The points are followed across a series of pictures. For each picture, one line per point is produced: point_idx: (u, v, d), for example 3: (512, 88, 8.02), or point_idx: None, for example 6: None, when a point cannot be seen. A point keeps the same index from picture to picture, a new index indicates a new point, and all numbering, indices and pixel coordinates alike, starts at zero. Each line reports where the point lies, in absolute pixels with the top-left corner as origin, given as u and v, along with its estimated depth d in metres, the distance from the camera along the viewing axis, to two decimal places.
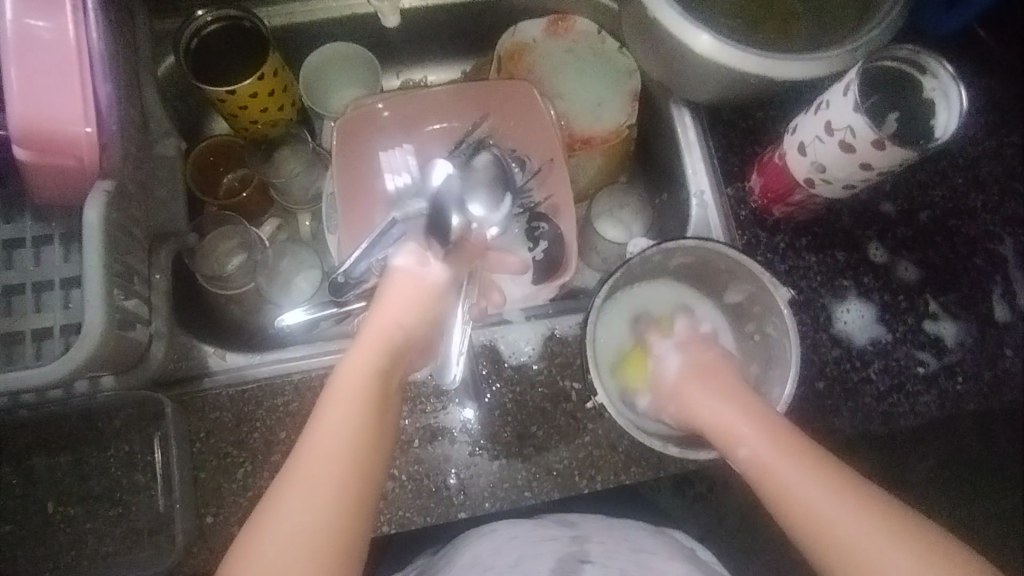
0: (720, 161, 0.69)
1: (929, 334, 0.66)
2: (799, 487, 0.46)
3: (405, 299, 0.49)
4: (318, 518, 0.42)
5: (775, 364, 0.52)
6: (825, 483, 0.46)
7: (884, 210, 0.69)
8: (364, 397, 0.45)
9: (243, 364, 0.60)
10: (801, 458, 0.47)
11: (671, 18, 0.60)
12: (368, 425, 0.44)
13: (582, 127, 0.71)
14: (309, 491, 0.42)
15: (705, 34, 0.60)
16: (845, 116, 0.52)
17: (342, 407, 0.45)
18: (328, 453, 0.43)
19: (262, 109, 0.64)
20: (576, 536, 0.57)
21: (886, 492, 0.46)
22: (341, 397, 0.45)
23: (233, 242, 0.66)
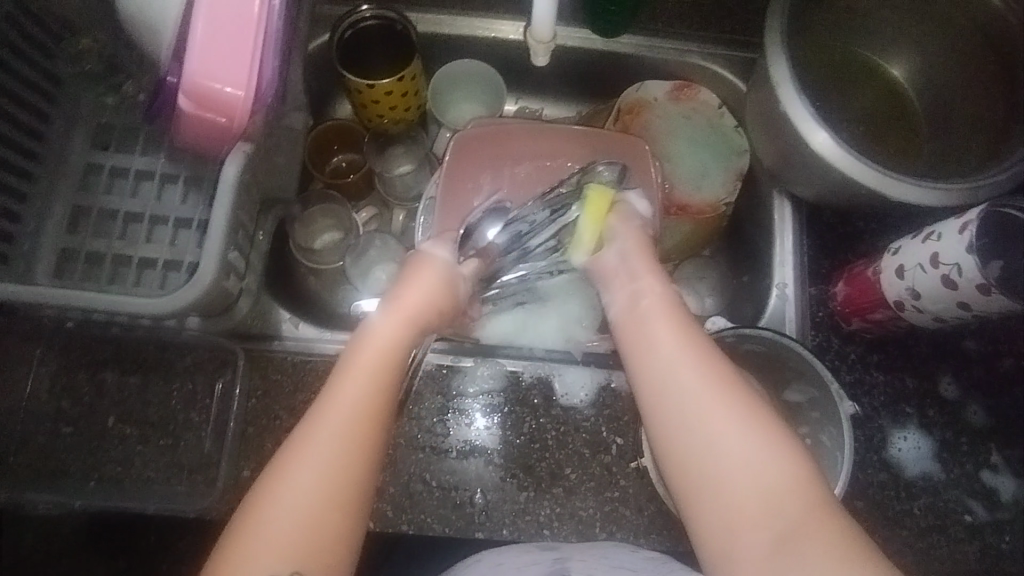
0: (810, 260, 0.69)
1: (985, 484, 0.64)
2: (672, 357, 0.45)
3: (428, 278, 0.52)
4: (322, 474, 0.41)
5: (682, 329, 0.46)
6: (716, 388, 0.43)
7: (965, 346, 0.68)
8: (379, 359, 0.45)
9: (313, 336, 0.64)
10: (681, 334, 0.46)
11: (798, 111, 0.60)
12: (379, 393, 0.43)
13: (682, 195, 0.73)
14: (323, 466, 0.41)
15: (826, 133, 0.59)
16: (953, 252, 0.52)
17: (356, 379, 0.43)
18: (333, 424, 0.42)
19: (391, 107, 0.68)
20: (559, 556, 0.55)
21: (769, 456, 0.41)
22: (359, 362, 0.44)
23: (331, 221, 0.71)
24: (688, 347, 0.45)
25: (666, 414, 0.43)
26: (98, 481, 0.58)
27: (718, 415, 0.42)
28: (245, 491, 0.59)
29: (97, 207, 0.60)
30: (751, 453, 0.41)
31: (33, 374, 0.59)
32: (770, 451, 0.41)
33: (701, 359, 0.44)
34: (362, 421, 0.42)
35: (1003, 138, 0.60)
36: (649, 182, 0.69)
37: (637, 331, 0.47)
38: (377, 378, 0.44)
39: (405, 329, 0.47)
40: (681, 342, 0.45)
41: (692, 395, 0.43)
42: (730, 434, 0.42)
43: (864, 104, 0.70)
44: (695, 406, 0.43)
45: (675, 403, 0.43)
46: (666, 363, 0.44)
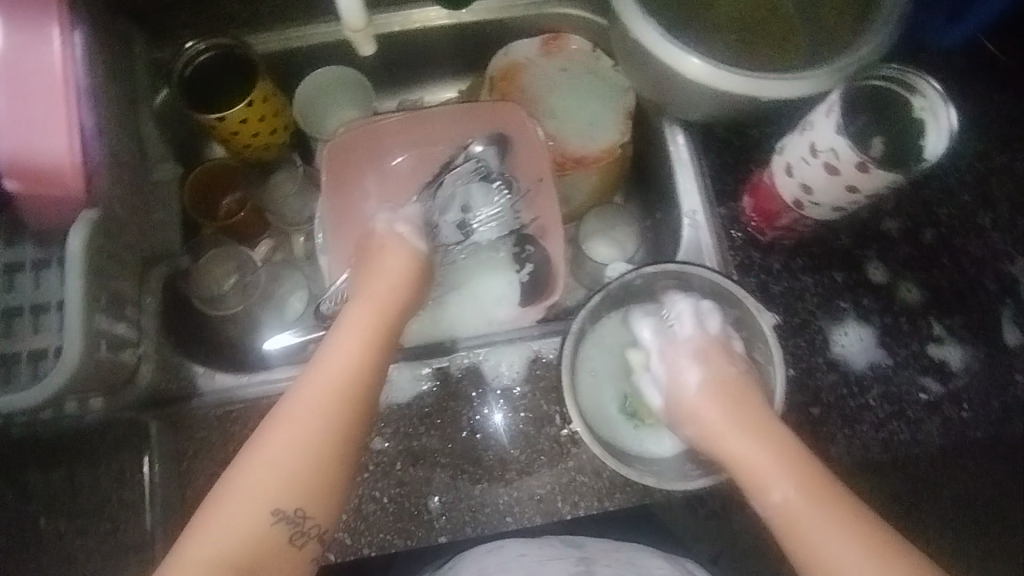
0: (712, 180, 0.67)
1: (933, 359, 0.64)
2: (766, 485, 0.48)
3: (392, 261, 0.57)
4: (320, 413, 0.47)
5: (773, 442, 0.50)
6: (812, 500, 0.47)
7: (885, 228, 0.67)
8: (371, 324, 0.53)
9: (232, 384, 0.62)
10: (777, 459, 0.49)
11: (656, 43, 0.61)
12: (372, 350, 0.51)
13: (573, 148, 0.71)
14: (317, 408, 0.48)
15: (698, 57, 0.60)
16: (829, 137, 0.49)
17: (351, 337, 0.51)
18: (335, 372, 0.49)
19: (255, 133, 0.65)
20: (583, 557, 0.58)
21: (872, 550, 0.44)
22: (339, 346, 0.51)
23: (229, 265, 0.67)
24: (788, 471, 0.48)
25: (798, 550, 0.46)
26: None
27: (821, 538, 0.45)
28: None
29: None
30: (854, 554, 0.44)
31: None
32: (869, 541, 0.44)
33: (799, 475, 0.48)
34: (347, 385, 0.49)
35: None
36: (532, 143, 0.67)
37: (743, 466, 0.50)
38: (373, 340, 0.52)
39: (386, 304, 0.55)
40: (766, 460, 0.49)
41: (784, 515, 0.47)
42: (834, 551, 0.44)
43: (731, 9, 0.65)
44: (814, 534, 0.45)
45: (784, 532, 0.47)
46: (756, 486, 0.49)
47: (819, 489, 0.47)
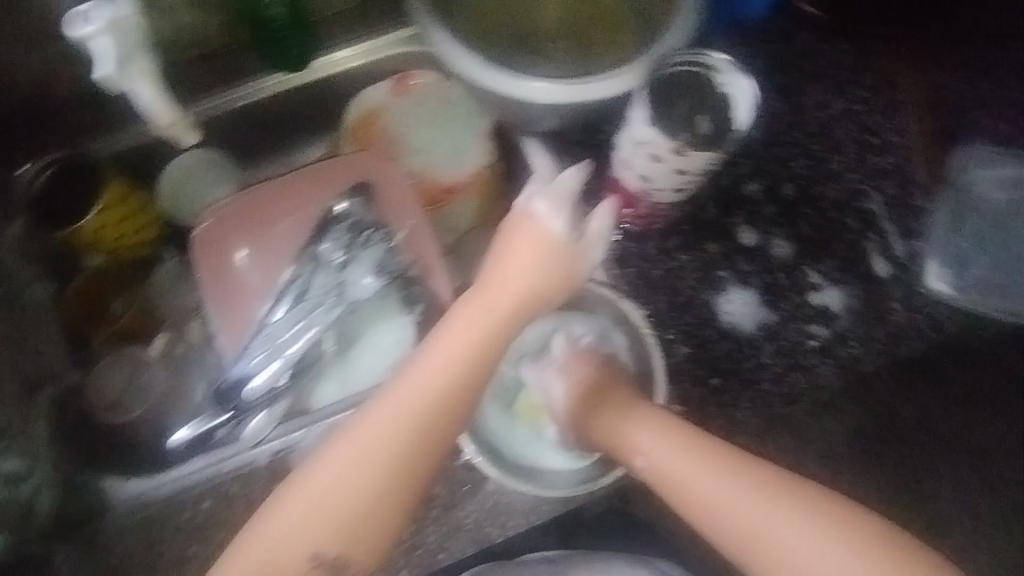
0: (576, 182, 0.69)
1: (814, 306, 0.66)
2: (716, 494, 0.50)
3: (527, 244, 0.55)
4: (392, 446, 0.49)
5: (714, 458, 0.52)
6: (760, 492, 0.50)
7: (748, 191, 0.69)
8: (460, 350, 0.52)
9: (142, 488, 0.63)
10: (711, 463, 0.52)
11: (500, 80, 0.64)
12: (463, 380, 0.51)
13: (441, 178, 0.72)
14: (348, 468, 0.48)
15: (539, 82, 0.64)
16: (643, 129, 0.51)
17: (435, 369, 0.51)
18: (418, 397, 0.50)
19: (118, 235, 0.68)
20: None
21: (820, 524, 0.48)
22: (443, 346, 0.52)
23: (123, 371, 0.65)
24: (721, 471, 0.51)
25: (753, 548, 0.49)
26: None
27: (778, 524, 0.49)
28: None
29: None
30: (808, 536, 0.48)
31: None
32: (810, 514, 0.49)
33: (734, 477, 0.51)
34: (417, 421, 0.50)
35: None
36: (396, 187, 0.68)
37: (676, 485, 0.52)
38: (456, 368, 0.51)
39: (488, 320, 0.54)
40: (707, 470, 0.51)
41: (734, 514, 0.50)
42: (787, 531, 0.48)
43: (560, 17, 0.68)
44: (762, 522, 0.49)
45: (739, 536, 0.49)
46: (702, 500, 0.51)
47: (762, 480, 0.51)
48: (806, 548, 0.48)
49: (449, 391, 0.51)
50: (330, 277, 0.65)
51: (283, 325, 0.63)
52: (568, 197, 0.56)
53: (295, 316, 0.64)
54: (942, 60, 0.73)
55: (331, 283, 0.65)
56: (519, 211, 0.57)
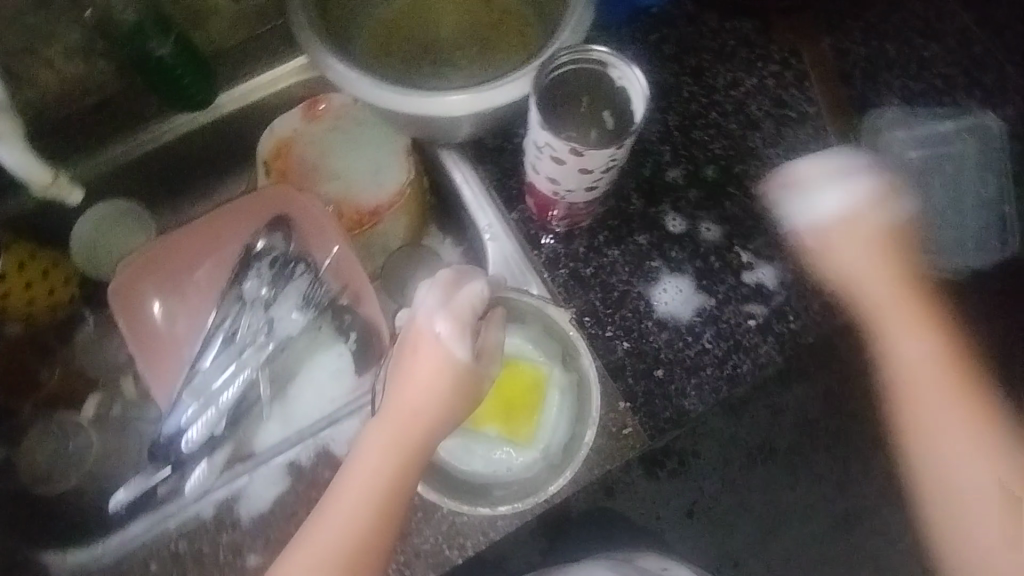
0: (498, 190, 0.68)
1: (749, 285, 0.66)
2: (964, 458, 0.65)
3: (427, 374, 0.50)
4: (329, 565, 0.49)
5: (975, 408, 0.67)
6: (979, 433, 0.66)
7: (670, 178, 0.69)
8: (379, 473, 0.50)
9: (87, 557, 0.61)
10: (966, 431, 0.66)
11: (408, 100, 0.61)
12: (385, 501, 0.50)
13: (363, 201, 0.71)
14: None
15: (454, 96, 0.60)
16: (542, 134, 0.50)
17: (360, 490, 0.50)
18: (349, 517, 0.50)
19: (27, 301, 0.63)
20: None
21: (979, 448, 0.66)
22: (356, 486, 0.50)
23: (53, 440, 0.64)
24: (956, 422, 0.66)
25: (942, 504, 0.66)
26: None
27: (960, 468, 0.65)
28: None
29: None
30: (976, 471, 0.65)
31: None
32: (993, 456, 0.65)
33: (972, 429, 0.66)
34: (348, 542, 0.50)
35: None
36: (314, 216, 0.66)
37: (929, 440, 0.67)
38: (381, 489, 0.50)
39: (402, 448, 0.51)
40: (960, 447, 0.66)
41: (942, 473, 0.66)
42: (975, 470, 0.65)
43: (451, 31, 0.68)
44: (950, 462, 0.66)
45: (948, 496, 0.66)
46: (944, 471, 0.66)
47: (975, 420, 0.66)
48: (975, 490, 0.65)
49: (371, 532, 0.50)
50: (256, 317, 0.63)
51: (214, 370, 0.62)
52: (471, 316, 0.51)
53: (225, 361, 0.62)
54: (847, 23, 0.73)
55: (256, 323, 0.63)
56: (413, 329, 0.51)
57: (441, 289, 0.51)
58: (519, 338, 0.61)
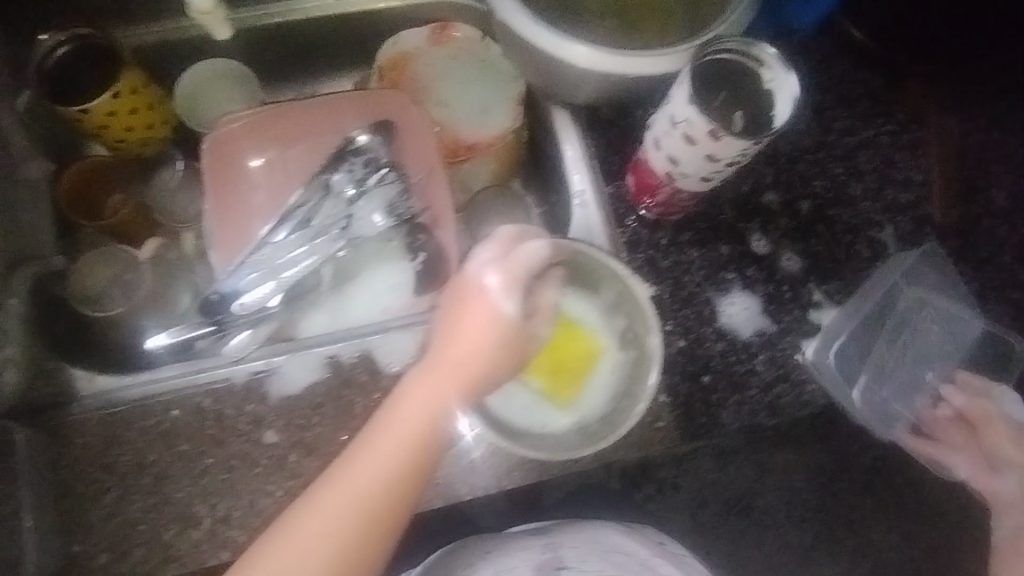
0: (600, 160, 0.69)
1: (813, 322, 0.67)
2: None
3: (479, 324, 0.51)
4: (368, 486, 0.49)
5: None
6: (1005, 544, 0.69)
7: (766, 200, 0.69)
8: (426, 406, 0.51)
9: (112, 386, 0.60)
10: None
11: (545, 38, 0.62)
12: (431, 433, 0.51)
13: (466, 134, 0.71)
14: (336, 503, 0.49)
15: (581, 47, 0.62)
16: (681, 108, 0.50)
17: (406, 419, 0.51)
18: (394, 442, 0.50)
19: (127, 127, 0.64)
20: (549, 543, 0.68)
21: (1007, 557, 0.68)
22: (405, 415, 0.51)
23: (112, 268, 0.63)
24: None
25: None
26: None
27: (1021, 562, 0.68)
28: (82, 566, 0.56)
29: None
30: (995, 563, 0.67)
31: None
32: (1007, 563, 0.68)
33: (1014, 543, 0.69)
34: (394, 465, 0.50)
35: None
36: (417, 133, 0.66)
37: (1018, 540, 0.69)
38: (428, 422, 0.51)
39: (448, 385, 0.51)
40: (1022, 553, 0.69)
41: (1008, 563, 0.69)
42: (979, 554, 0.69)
43: None
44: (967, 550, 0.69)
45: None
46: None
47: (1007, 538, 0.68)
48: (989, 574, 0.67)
49: (408, 465, 0.50)
50: (337, 209, 0.63)
51: (284, 248, 0.62)
52: (525, 276, 0.51)
53: (295, 242, 0.62)
54: (977, 105, 0.73)
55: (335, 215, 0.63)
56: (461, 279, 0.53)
57: (497, 247, 0.52)
58: (586, 305, 0.61)
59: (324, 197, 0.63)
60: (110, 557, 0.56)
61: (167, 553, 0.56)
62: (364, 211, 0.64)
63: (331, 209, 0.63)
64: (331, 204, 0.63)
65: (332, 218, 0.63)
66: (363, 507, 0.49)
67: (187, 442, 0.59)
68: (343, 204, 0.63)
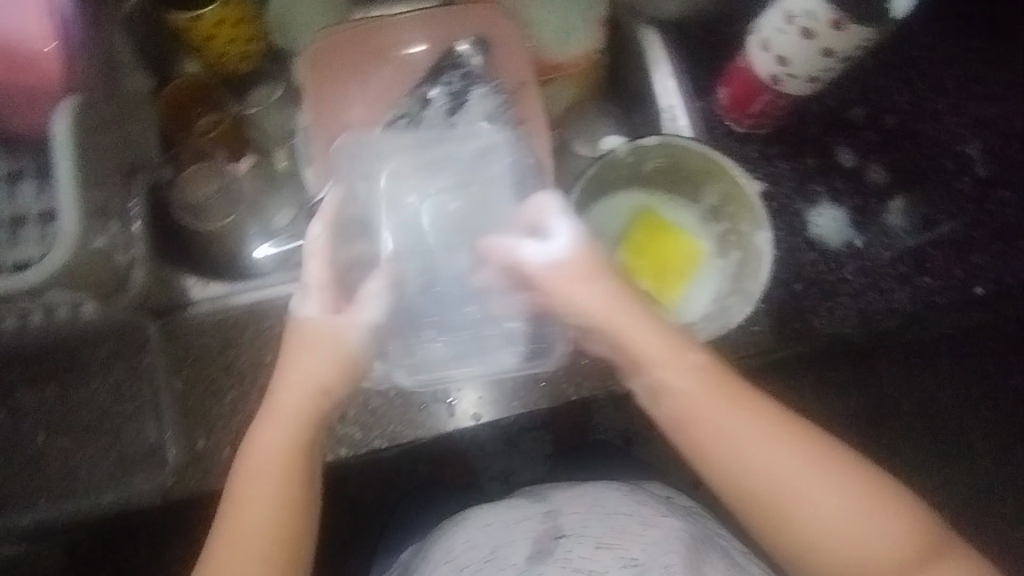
0: (690, 76, 0.71)
1: (894, 231, 0.68)
2: (803, 495, 0.51)
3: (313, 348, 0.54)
4: (261, 507, 0.50)
5: (812, 454, 0.52)
6: (785, 440, 0.52)
7: (852, 115, 0.70)
8: (282, 434, 0.52)
9: (226, 291, 0.62)
10: (809, 456, 0.52)
11: None
12: (290, 453, 0.52)
13: (553, 56, 0.68)
14: (239, 539, 0.49)
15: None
16: (803, 0, 0.51)
17: (268, 452, 0.52)
18: (264, 469, 0.51)
19: (230, 39, 0.64)
20: (550, 510, 0.63)
21: (817, 462, 0.52)
22: (267, 448, 0.52)
23: (214, 182, 0.64)
24: (802, 457, 0.52)
25: (781, 527, 0.51)
26: (48, 498, 0.56)
27: (808, 495, 0.51)
28: (206, 459, 0.57)
29: None
30: (818, 485, 0.51)
31: None
32: (849, 476, 0.52)
33: (810, 465, 0.52)
34: (274, 484, 0.51)
35: None
36: (512, 44, 0.66)
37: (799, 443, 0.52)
38: (287, 451, 0.52)
39: (285, 413, 0.53)
40: (793, 453, 0.52)
41: (786, 489, 0.51)
42: (824, 499, 0.51)
43: None
44: (784, 487, 0.51)
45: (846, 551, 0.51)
46: (803, 500, 0.51)
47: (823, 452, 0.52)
48: (842, 526, 0.51)
49: (285, 484, 0.51)
50: (437, 121, 0.64)
51: (386, 158, 0.63)
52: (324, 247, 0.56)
53: (397, 152, 0.64)
54: None
55: (436, 129, 0.64)
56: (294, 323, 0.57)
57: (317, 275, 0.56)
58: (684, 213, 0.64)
59: (426, 110, 0.64)
60: (234, 452, 0.57)
61: None
62: (464, 123, 0.65)
63: (433, 122, 0.64)
64: (427, 116, 0.65)
65: (430, 126, 0.64)
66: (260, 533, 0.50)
67: None
68: (442, 119, 0.65)
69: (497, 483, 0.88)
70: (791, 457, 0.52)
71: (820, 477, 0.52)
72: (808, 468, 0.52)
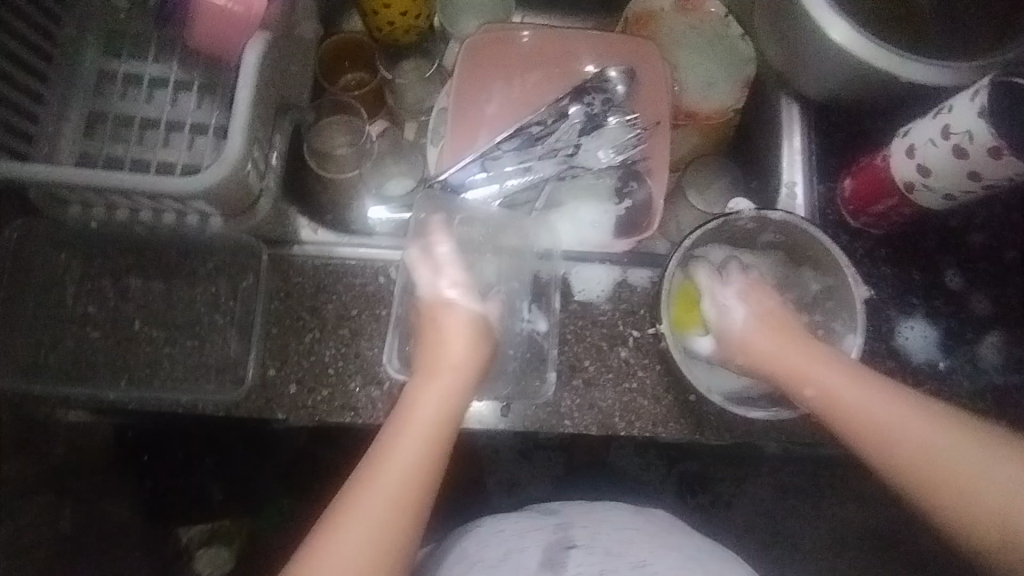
0: (819, 159, 0.70)
1: (983, 365, 0.67)
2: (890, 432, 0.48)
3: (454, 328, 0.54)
4: (400, 468, 0.46)
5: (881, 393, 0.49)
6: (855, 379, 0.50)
7: (971, 240, 0.68)
8: (430, 407, 0.50)
9: (332, 241, 0.65)
10: (862, 395, 0.50)
11: (815, 5, 0.60)
12: (441, 419, 0.49)
13: (690, 102, 0.71)
14: (379, 488, 0.45)
15: (843, 23, 0.60)
16: (967, 120, 0.51)
17: (416, 418, 0.49)
18: (406, 434, 0.48)
19: (402, 13, 0.67)
20: (560, 523, 0.56)
21: (904, 413, 0.48)
22: (417, 413, 0.49)
23: (344, 134, 0.69)
24: (868, 393, 0.50)
25: (916, 482, 0.46)
26: (128, 381, 0.60)
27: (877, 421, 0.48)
28: (272, 390, 0.60)
29: (112, 113, 0.61)
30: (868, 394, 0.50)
31: (60, 281, 0.62)
32: (888, 398, 0.49)
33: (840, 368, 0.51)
34: (422, 448, 0.48)
35: (1009, 27, 0.59)
36: (659, 86, 0.68)
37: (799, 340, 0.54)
38: (440, 417, 0.49)
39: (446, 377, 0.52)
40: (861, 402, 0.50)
41: (890, 439, 0.48)
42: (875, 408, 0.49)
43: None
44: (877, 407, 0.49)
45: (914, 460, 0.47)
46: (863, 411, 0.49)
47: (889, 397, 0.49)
48: (945, 463, 0.46)
49: (426, 451, 0.47)
50: (568, 134, 0.65)
51: (512, 157, 0.65)
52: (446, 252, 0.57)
53: (526, 156, 0.65)
54: None
55: (564, 142, 0.65)
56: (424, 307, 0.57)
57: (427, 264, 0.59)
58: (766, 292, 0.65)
59: (561, 121, 0.65)
60: (298, 389, 0.60)
61: (346, 402, 0.60)
62: (592, 143, 0.66)
63: (564, 135, 0.65)
64: (560, 128, 0.65)
65: (559, 138, 0.65)
66: (397, 493, 0.45)
67: (384, 309, 0.63)
68: (574, 135, 0.66)
69: (500, 490, 0.86)
70: (867, 413, 0.49)
71: (914, 419, 0.48)
72: (877, 397, 0.49)
